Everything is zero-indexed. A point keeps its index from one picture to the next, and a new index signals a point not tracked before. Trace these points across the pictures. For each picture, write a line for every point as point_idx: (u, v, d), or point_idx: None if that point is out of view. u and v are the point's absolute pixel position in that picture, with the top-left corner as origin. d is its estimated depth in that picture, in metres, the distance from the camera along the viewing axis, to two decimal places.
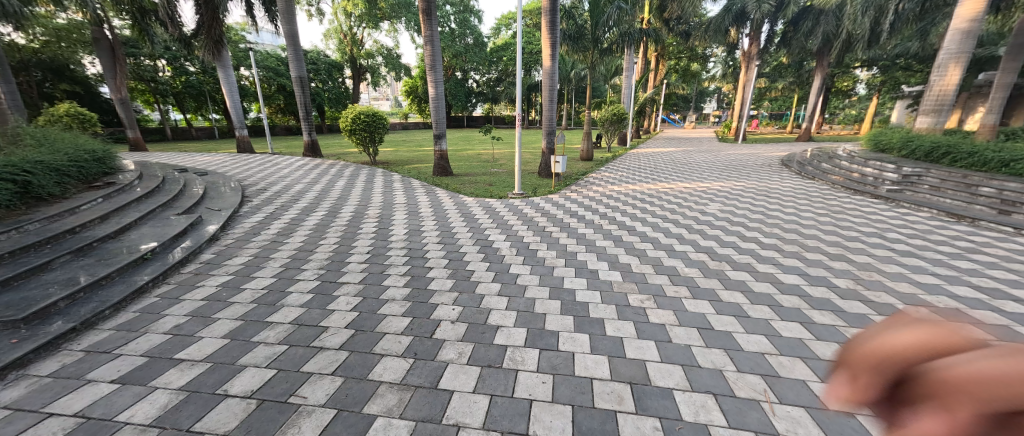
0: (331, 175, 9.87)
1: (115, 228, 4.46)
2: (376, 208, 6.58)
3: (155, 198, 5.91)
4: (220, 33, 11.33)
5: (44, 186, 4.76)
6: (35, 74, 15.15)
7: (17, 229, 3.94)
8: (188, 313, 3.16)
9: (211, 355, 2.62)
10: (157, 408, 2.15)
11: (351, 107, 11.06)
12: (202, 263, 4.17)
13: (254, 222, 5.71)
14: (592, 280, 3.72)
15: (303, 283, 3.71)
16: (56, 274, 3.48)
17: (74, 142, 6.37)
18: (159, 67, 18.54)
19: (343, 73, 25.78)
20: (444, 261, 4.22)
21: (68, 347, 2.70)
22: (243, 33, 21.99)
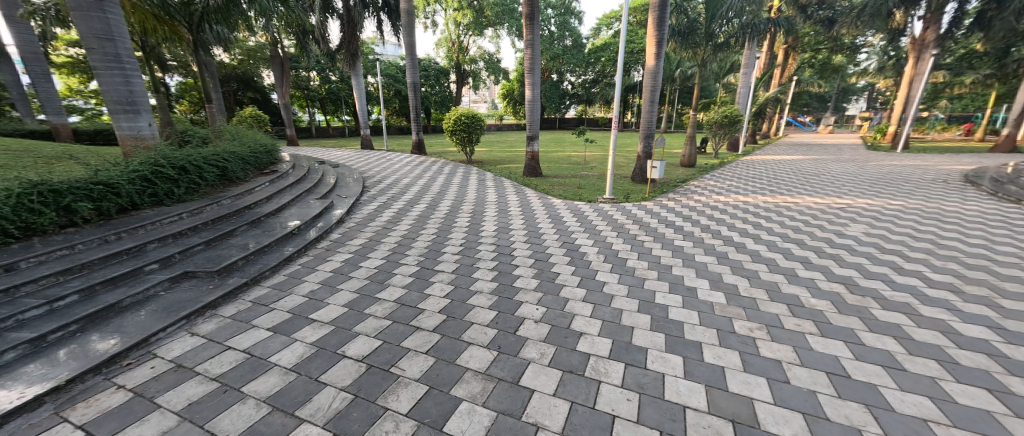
0: (433, 172, 10.84)
1: (275, 207, 5.60)
2: (469, 204, 7.03)
3: (302, 184, 7.25)
4: (357, 48, 13.40)
5: (235, 171, 6.23)
6: (233, 85, 19.93)
7: (218, 203, 5.24)
8: (319, 282, 3.80)
9: (335, 319, 3.10)
10: (296, 357, 2.63)
11: (454, 110, 11.97)
12: (331, 241, 4.97)
13: (370, 210, 6.59)
14: (689, 298, 3.39)
15: (406, 267, 4.15)
16: (237, 239, 4.53)
17: (255, 138, 8.19)
18: (311, 77, 22.68)
19: (449, 78, 28.09)
20: (531, 261, 4.30)
21: (241, 296, 3.49)
22: (373, 46, 25.53)
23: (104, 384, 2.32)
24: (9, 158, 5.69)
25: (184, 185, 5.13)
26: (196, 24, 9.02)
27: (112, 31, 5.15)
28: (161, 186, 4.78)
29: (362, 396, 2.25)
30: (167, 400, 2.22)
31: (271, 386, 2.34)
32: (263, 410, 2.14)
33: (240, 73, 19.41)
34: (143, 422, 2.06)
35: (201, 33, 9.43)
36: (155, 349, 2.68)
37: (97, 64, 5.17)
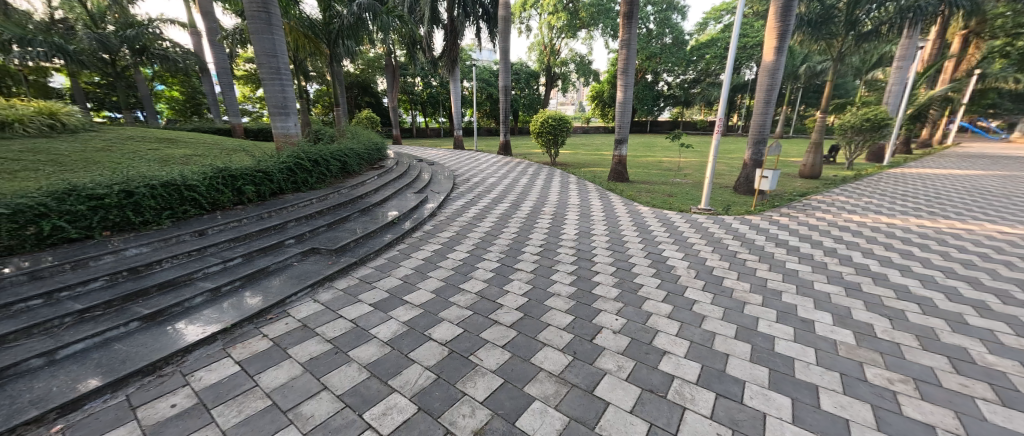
0: (517, 173, 11.12)
1: (381, 198, 6.34)
2: (552, 206, 7.05)
3: (403, 179, 8.08)
4: (457, 54, 14.35)
5: (353, 166, 7.22)
6: (354, 91, 23.10)
7: (339, 192, 6.13)
8: (412, 268, 4.19)
9: (423, 304, 3.39)
10: (390, 333, 2.94)
11: (541, 112, 12.10)
12: (424, 232, 5.45)
13: (459, 206, 7.04)
14: (802, 331, 2.91)
15: (488, 262, 4.34)
16: (350, 224, 5.25)
17: (369, 137, 9.39)
18: (416, 83, 25.11)
19: (538, 81, 28.51)
20: (612, 268, 4.14)
21: (351, 273, 4.03)
22: (471, 52, 27.18)
23: (253, 332, 2.90)
24: (206, 150, 7.46)
25: (316, 175, 6.12)
26: (333, 39, 10.71)
27: (276, 49, 6.36)
28: (299, 176, 5.77)
29: (443, 378, 2.42)
30: (294, 352, 2.68)
31: (370, 355, 2.66)
32: (363, 375, 2.46)
33: (360, 81, 22.46)
34: (277, 367, 2.52)
35: (337, 48, 10.98)
36: (289, 309, 3.26)
37: (264, 75, 6.46)
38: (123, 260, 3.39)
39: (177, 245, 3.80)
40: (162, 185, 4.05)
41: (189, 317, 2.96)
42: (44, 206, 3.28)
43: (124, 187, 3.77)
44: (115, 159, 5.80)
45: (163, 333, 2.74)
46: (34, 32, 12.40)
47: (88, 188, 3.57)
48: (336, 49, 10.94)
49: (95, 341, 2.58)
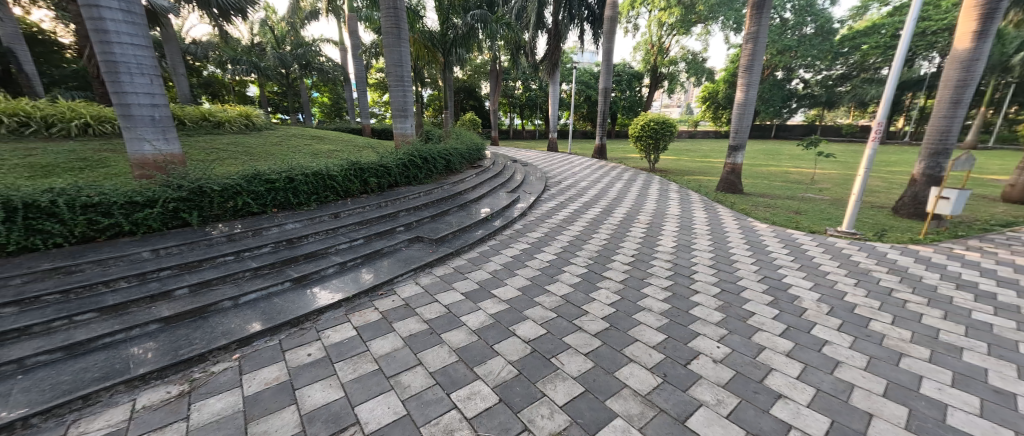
0: (611, 177, 10.72)
1: (477, 195, 6.75)
2: (647, 214, 6.62)
3: (498, 178, 8.48)
4: (558, 57, 14.37)
5: (456, 164, 7.83)
6: (461, 95, 25.02)
7: (442, 187, 6.72)
8: (501, 264, 4.36)
9: (509, 300, 3.50)
10: (478, 323, 3.10)
11: (642, 115, 11.40)
12: (514, 230, 5.64)
13: (550, 207, 7.10)
14: (993, 405, 2.20)
15: (575, 266, 4.27)
16: (450, 217, 5.70)
17: (471, 138, 10.07)
18: (516, 86, 26.06)
19: (642, 82, 27.05)
20: (716, 289, 3.70)
21: (447, 262, 4.38)
22: (572, 55, 27.11)
23: (367, 304, 3.37)
24: (343, 146, 8.89)
25: (424, 172, 6.79)
26: (447, 48, 11.73)
27: (401, 59, 7.22)
28: (412, 171, 6.48)
29: (524, 375, 2.47)
30: (397, 327, 3.03)
31: (459, 341, 2.86)
32: (452, 358, 2.65)
33: (467, 85, 24.32)
34: (384, 337, 2.88)
35: (450, 56, 12.00)
36: (395, 288, 3.70)
37: (390, 83, 7.42)
38: (283, 233, 4.24)
39: (319, 224, 4.61)
40: (313, 174, 4.95)
41: (323, 285, 3.57)
42: (239, 186, 4.29)
43: (288, 175, 4.71)
44: (283, 152, 7.29)
45: (306, 294, 3.36)
46: (241, 53, 16.40)
47: (265, 174, 4.56)
48: (449, 57, 11.96)
49: (261, 294, 3.29)
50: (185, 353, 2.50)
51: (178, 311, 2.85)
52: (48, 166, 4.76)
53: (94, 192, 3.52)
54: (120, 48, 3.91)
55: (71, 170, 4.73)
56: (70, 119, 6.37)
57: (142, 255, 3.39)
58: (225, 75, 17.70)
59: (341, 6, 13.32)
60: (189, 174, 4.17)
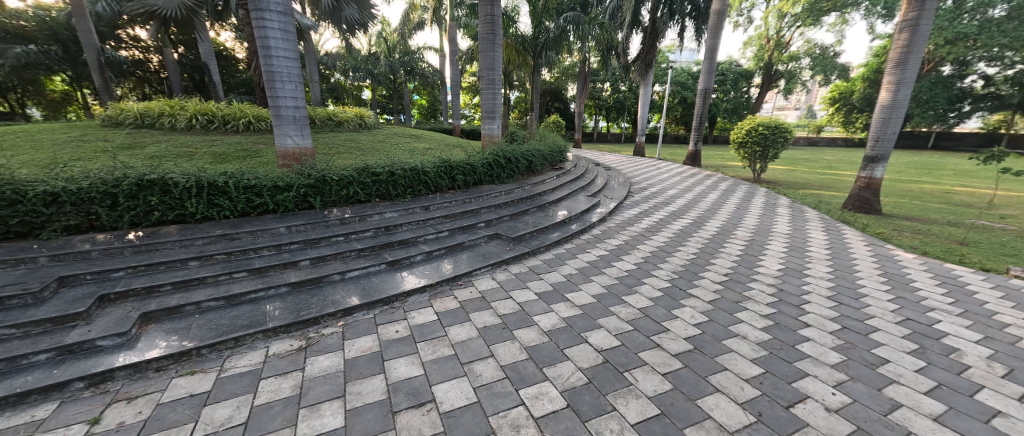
0: (704, 186, 9.79)
1: (557, 197, 6.74)
2: (746, 230, 5.89)
3: (579, 181, 8.37)
4: (653, 57, 13.57)
5: (537, 165, 7.92)
6: (547, 97, 25.22)
7: (522, 188, 6.86)
8: (576, 268, 4.30)
9: (583, 306, 3.43)
10: (549, 324, 3.12)
11: (750, 119, 10.16)
12: (593, 235, 5.51)
13: (632, 214, 6.77)
14: None
15: (657, 279, 4.01)
16: (528, 217, 5.79)
17: (554, 140, 10.09)
18: (604, 88, 25.33)
19: (751, 81, 24.17)
20: (833, 325, 3.15)
21: (523, 261, 4.47)
22: (669, 54, 25.38)
23: (448, 292, 3.61)
24: (436, 145, 9.62)
25: (507, 171, 7.01)
26: (538, 51, 11.90)
27: (493, 63, 7.55)
28: (495, 171, 6.75)
29: (594, 384, 2.41)
30: (473, 317, 3.20)
31: (530, 339, 2.90)
32: (523, 355, 2.70)
33: (553, 87, 24.44)
34: (461, 325, 3.06)
35: (540, 59, 12.17)
36: (473, 281, 3.90)
37: (482, 86, 7.81)
38: (382, 220, 4.77)
39: (412, 214, 5.07)
40: (410, 170, 5.46)
41: (411, 270, 3.92)
42: (351, 177, 4.93)
43: (390, 169, 5.26)
44: (386, 149, 8.17)
45: (398, 277, 3.75)
46: (360, 61, 18.77)
47: (372, 167, 5.16)
48: (539, 60, 12.12)
49: (362, 272, 3.75)
50: (304, 315, 2.97)
51: (302, 278, 3.41)
52: (223, 155, 6.05)
53: (252, 176, 4.37)
54: (277, 61, 4.80)
55: (237, 158, 5.94)
56: (239, 118, 8.01)
57: (280, 230, 4.10)
58: (347, 81, 20.46)
59: (444, 15, 14.36)
60: (316, 165, 4.92)
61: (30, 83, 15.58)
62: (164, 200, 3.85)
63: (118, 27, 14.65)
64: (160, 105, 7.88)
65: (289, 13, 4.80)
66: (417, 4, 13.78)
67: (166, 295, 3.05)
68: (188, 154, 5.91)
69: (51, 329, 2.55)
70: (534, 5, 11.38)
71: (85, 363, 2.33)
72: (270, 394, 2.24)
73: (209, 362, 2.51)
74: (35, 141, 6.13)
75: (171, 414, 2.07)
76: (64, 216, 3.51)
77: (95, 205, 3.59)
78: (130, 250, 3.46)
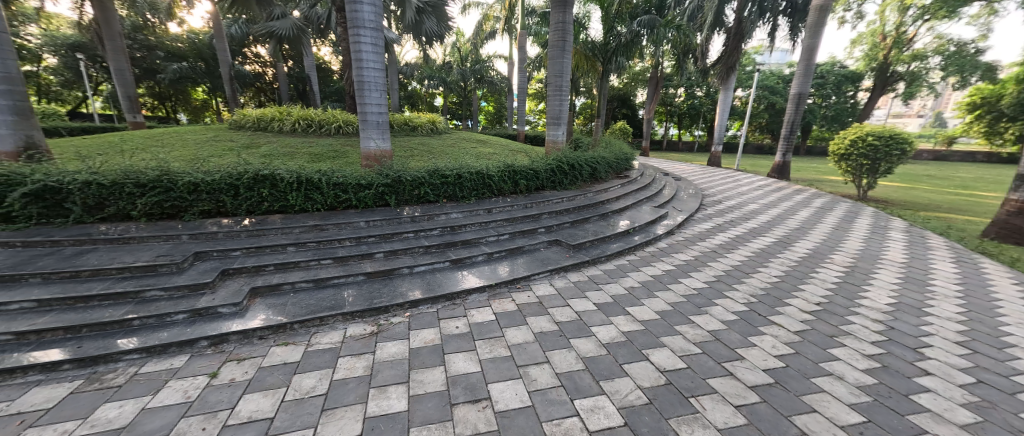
0: (792, 201, 8.75)
1: (621, 206, 6.51)
2: (845, 254, 5.13)
3: (645, 191, 8.01)
4: (737, 60, 12.52)
5: (601, 173, 7.72)
6: (615, 103, 24.56)
7: (584, 195, 6.73)
8: (639, 282, 4.10)
9: (645, 321, 3.27)
10: (608, 336, 3.02)
11: (856, 127, 8.88)
12: (658, 248, 5.22)
13: (705, 228, 6.29)
14: None
15: (731, 301, 3.67)
16: (589, 225, 5.67)
17: (620, 147, 9.76)
18: (678, 94, 23.93)
19: (858, 85, 21.13)
20: (963, 376, 2.60)
21: (582, 270, 4.38)
22: (756, 56, 23.21)
23: (507, 294, 3.68)
24: (500, 150, 9.86)
25: (570, 177, 6.94)
26: (608, 56, 11.63)
27: (562, 70, 7.56)
28: (558, 177, 6.72)
29: (655, 406, 2.27)
30: (530, 321, 3.21)
31: (588, 350, 2.83)
32: (578, 365, 2.64)
33: (621, 93, 23.73)
34: (518, 328, 3.09)
35: (610, 64, 11.91)
36: (532, 285, 3.92)
37: (549, 92, 7.84)
38: (448, 220, 5.01)
39: (475, 216, 5.25)
40: (476, 173, 5.68)
41: (472, 270, 4.06)
42: (423, 179, 5.27)
43: (458, 171, 5.53)
44: (454, 153, 8.56)
45: (459, 275, 3.91)
46: (435, 70, 20.01)
47: (442, 170, 5.46)
48: (609, 65, 11.85)
49: (427, 268, 3.98)
50: (376, 303, 3.23)
51: (376, 269, 3.73)
52: (318, 155, 6.83)
53: (340, 175, 4.88)
54: (368, 72, 5.33)
55: (329, 158, 6.67)
56: (332, 123, 8.99)
57: (359, 224, 4.52)
58: (422, 88, 21.91)
59: (515, 24, 14.71)
60: (393, 167, 5.34)
61: (181, 93, 19.10)
62: (272, 192, 4.48)
63: (244, 46, 17.37)
64: (271, 111, 9.13)
65: (380, 29, 5.30)
66: (490, 14, 14.31)
67: (269, 273, 3.53)
68: (291, 153, 6.78)
69: (186, 294, 3.08)
70: (607, 10, 11.12)
71: (208, 325, 2.78)
72: (346, 372, 2.47)
73: (298, 336, 2.85)
74: (182, 141, 7.49)
75: (270, 377, 2.38)
76: (199, 202, 4.23)
77: (222, 195, 4.29)
78: (245, 234, 4.05)
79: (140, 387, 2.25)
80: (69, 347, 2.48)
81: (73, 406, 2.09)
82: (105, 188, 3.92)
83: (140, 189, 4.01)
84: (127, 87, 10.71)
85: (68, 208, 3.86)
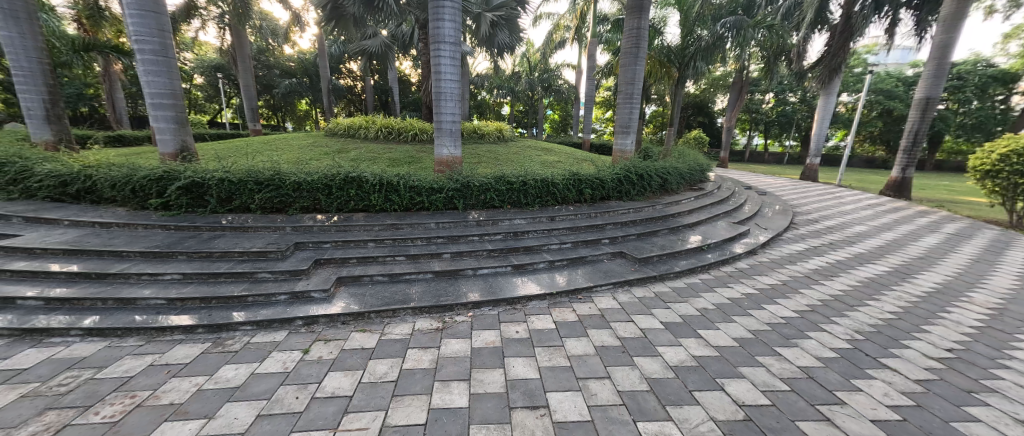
0: (912, 224, 7.38)
1: (694, 221, 6.07)
2: (989, 293, 4.17)
3: (722, 205, 7.37)
4: (843, 60, 10.96)
5: (672, 184, 7.27)
6: (691, 111, 23.06)
7: (653, 207, 6.40)
8: (714, 304, 3.75)
9: (720, 347, 2.98)
10: (676, 359, 2.82)
11: (1008, 139, 7.22)
12: (738, 269, 4.75)
13: (795, 250, 5.57)
14: None
15: (829, 336, 3.19)
16: (657, 238, 5.37)
17: (695, 157, 9.11)
18: (766, 100, 21.66)
19: (1010, 86, 17.24)
20: None
21: (648, 285, 4.15)
22: (867, 55, 20.15)
23: (567, 304, 3.62)
24: (566, 158, 9.80)
25: (639, 188, 6.66)
26: (685, 62, 10.94)
27: (634, 77, 7.30)
28: (625, 186, 6.49)
29: None
30: (591, 333, 3.13)
31: (653, 371, 2.67)
32: (643, 386, 2.50)
33: (698, 100, 22.19)
34: (578, 339, 3.03)
35: (687, 70, 11.20)
36: (593, 297, 3.82)
37: (620, 100, 7.62)
38: (512, 226, 5.11)
39: (539, 223, 5.28)
40: (541, 181, 5.72)
41: (533, 276, 4.07)
42: (489, 184, 5.45)
43: (523, 179, 5.62)
44: (520, 160, 8.70)
45: (519, 280, 3.96)
46: (505, 80, 20.62)
47: (508, 177, 5.59)
48: (686, 71, 11.14)
49: (490, 271, 4.08)
50: (442, 301, 3.40)
51: (443, 269, 3.93)
52: (397, 160, 7.42)
53: (415, 179, 5.24)
54: (445, 84, 5.67)
55: (406, 163, 7.22)
56: (409, 130, 9.71)
57: (430, 225, 4.81)
58: (491, 97, 22.71)
59: (586, 32, 14.59)
60: (463, 172, 5.60)
61: (289, 105, 22.15)
62: (358, 193, 4.96)
63: (339, 63, 19.57)
64: (359, 120, 10.15)
65: (458, 44, 5.62)
66: (561, 23, 14.36)
67: (352, 266, 3.91)
68: (374, 158, 7.46)
69: (287, 278, 3.54)
70: (686, 14, 10.49)
71: (302, 307, 3.16)
72: (413, 363, 2.63)
73: (374, 324, 3.10)
74: (288, 146, 8.66)
75: (349, 359, 2.63)
76: (301, 199, 4.85)
77: (318, 193, 4.87)
78: (334, 229, 4.54)
79: (251, 354, 2.64)
80: (201, 314, 3.00)
81: (203, 364, 2.52)
82: (233, 184, 4.68)
83: (258, 186, 4.73)
84: (250, 100, 12.75)
85: (207, 200, 4.68)
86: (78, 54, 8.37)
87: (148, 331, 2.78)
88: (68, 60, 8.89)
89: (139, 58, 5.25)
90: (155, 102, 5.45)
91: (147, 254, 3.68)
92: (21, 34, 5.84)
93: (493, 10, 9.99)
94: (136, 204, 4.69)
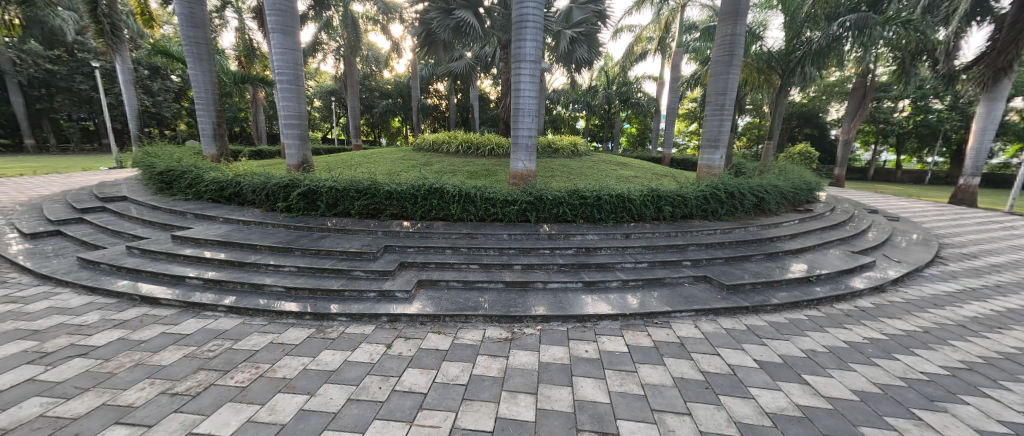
0: None
1: (798, 246, 5.29)
2: None
3: (835, 230, 6.32)
4: (1014, 58, 8.75)
5: (769, 203, 6.46)
6: (795, 122, 20.41)
7: (744, 227, 5.77)
8: (824, 346, 3.20)
9: (833, 399, 2.51)
10: (773, 404, 2.45)
11: None
12: (857, 307, 3.99)
13: (942, 290, 4.50)
14: None
15: (997, 405, 2.48)
16: (751, 264, 4.79)
17: (800, 174, 7.97)
18: (898, 108, 18.20)
19: None
20: None
21: (739, 317, 3.70)
22: None
23: (642, 327, 3.41)
24: (643, 173, 9.33)
25: (727, 207, 6.05)
26: (790, 68, 9.78)
27: (727, 86, 6.72)
28: (712, 205, 5.94)
29: None
30: (669, 362, 2.89)
31: (745, 414, 2.35)
32: (730, 429, 2.22)
33: (806, 110, 19.57)
34: (653, 367, 2.82)
35: (792, 77, 9.94)
36: (672, 322, 3.53)
37: (708, 112, 7.05)
38: (584, 241, 5.00)
39: (613, 239, 5.10)
40: (617, 196, 5.54)
41: (604, 294, 3.91)
42: (563, 199, 5.43)
43: (598, 193, 5.50)
44: (594, 174, 8.53)
45: (589, 296, 3.86)
46: (581, 94, 20.65)
47: (582, 191, 5.52)
48: (791, 78, 9.91)
49: (560, 285, 4.03)
50: (512, 311, 3.45)
51: (513, 280, 4.00)
52: (475, 172, 7.83)
53: (491, 191, 5.46)
54: (523, 101, 5.85)
55: (483, 176, 7.56)
56: (487, 145, 10.16)
57: (503, 236, 4.96)
58: (567, 112, 22.79)
59: (671, 42, 13.95)
60: (537, 185, 5.68)
61: (385, 123, 24.88)
62: (439, 203, 5.33)
63: (428, 84, 21.44)
64: (443, 135, 10.94)
65: (538, 62, 5.76)
66: (642, 35, 13.92)
67: (431, 270, 4.19)
68: (454, 171, 7.97)
69: (376, 277, 3.92)
70: (793, 15, 9.40)
71: (387, 305, 3.47)
72: (483, 369, 2.70)
73: (448, 327, 3.27)
74: (382, 160, 9.67)
75: (426, 358, 2.81)
76: (390, 207, 5.37)
77: (406, 202, 5.36)
78: (418, 236, 4.92)
79: (346, 342, 2.97)
80: (308, 303, 3.46)
81: (308, 347, 2.89)
82: (339, 191, 5.39)
83: (358, 194, 5.37)
84: (355, 119, 14.61)
85: (318, 205, 5.45)
86: (237, 85, 10.40)
87: (270, 313, 3.31)
88: (230, 90, 11.17)
89: (279, 87, 6.39)
90: (287, 122, 6.56)
91: (273, 248, 4.39)
92: (203, 72, 7.55)
93: (573, 27, 10.09)
94: (267, 206, 5.66)
